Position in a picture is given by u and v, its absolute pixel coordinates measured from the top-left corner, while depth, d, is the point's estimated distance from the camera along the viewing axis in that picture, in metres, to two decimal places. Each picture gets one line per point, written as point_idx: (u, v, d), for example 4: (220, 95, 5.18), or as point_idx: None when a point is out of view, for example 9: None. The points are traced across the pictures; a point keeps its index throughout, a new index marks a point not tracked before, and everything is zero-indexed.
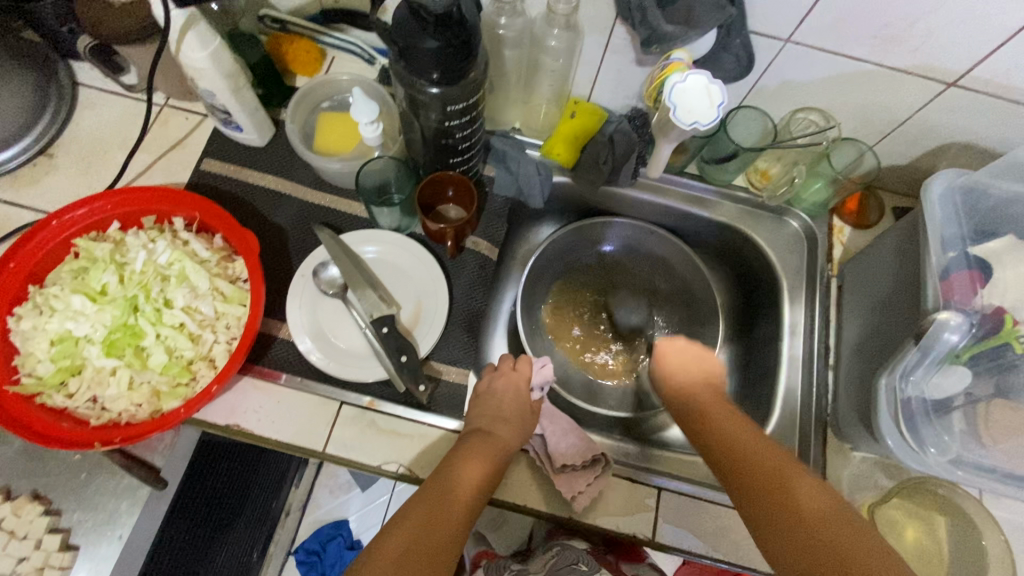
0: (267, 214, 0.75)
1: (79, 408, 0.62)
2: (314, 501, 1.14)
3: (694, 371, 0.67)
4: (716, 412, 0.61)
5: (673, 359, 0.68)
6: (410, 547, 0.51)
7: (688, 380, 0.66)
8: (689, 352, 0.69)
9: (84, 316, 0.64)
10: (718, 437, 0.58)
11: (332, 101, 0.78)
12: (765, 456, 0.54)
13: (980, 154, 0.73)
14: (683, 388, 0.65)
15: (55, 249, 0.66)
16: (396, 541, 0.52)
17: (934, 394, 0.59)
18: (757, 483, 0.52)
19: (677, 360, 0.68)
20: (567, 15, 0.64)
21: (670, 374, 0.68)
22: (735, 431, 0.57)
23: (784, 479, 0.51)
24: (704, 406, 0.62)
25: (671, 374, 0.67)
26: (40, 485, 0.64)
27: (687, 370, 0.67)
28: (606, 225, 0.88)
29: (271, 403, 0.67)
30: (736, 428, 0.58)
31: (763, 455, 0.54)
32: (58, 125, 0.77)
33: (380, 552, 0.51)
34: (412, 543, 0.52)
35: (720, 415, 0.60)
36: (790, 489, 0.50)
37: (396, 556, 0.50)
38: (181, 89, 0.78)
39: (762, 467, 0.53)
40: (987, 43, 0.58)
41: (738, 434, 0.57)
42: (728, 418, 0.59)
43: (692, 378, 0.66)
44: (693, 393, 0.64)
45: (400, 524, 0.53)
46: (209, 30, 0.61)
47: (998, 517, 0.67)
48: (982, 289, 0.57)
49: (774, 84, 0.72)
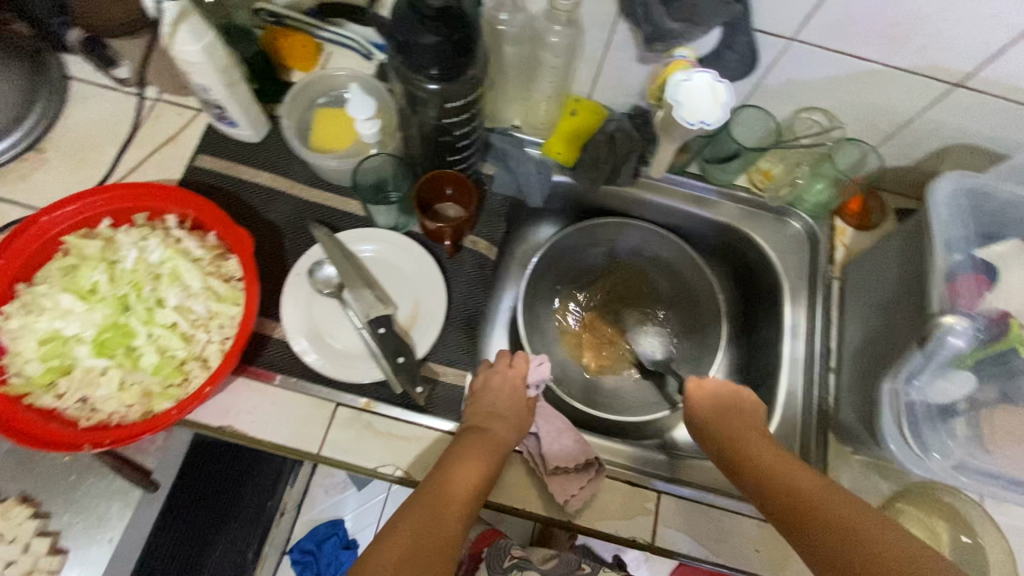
0: (261, 211, 0.74)
1: (68, 409, 0.60)
2: (310, 500, 1.13)
3: (726, 413, 0.66)
4: (757, 451, 0.61)
5: (708, 391, 0.68)
6: (414, 554, 0.50)
7: (721, 419, 0.66)
8: (725, 391, 0.68)
9: (73, 315, 0.62)
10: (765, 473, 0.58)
11: (328, 97, 0.77)
12: (808, 486, 0.55)
13: (986, 156, 0.72)
14: (716, 427, 0.65)
15: (44, 246, 0.65)
16: (401, 545, 0.50)
17: (937, 398, 0.59)
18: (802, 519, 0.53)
19: (710, 398, 0.68)
20: (569, 11, 0.62)
21: (700, 412, 0.68)
22: (784, 467, 0.58)
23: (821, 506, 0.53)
24: (749, 445, 0.62)
25: (704, 417, 0.67)
26: (27, 488, 0.63)
27: (721, 410, 0.67)
28: (623, 226, 0.87)
29: (264, 404, 0.66)
30: (776, 459, 0.59)
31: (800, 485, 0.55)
32: (49, 119, 0.75)
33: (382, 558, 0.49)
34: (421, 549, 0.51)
35: (757, 451, 0.61)
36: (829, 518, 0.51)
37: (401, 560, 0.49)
38: (174, 83, 0.76)
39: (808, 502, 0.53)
40: (995, 44, 0.58)
41: (781, 469, 0.57)
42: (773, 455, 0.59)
43: (722, 414, 0.66)
44: (727, 431, 0.64)
45: (396, 528, 0.52)
46: (204, 23, 0.59)
47: (1001, 522, 0.67)
48: (988, 293, 0.56)
49: (777, 83, 0.71)
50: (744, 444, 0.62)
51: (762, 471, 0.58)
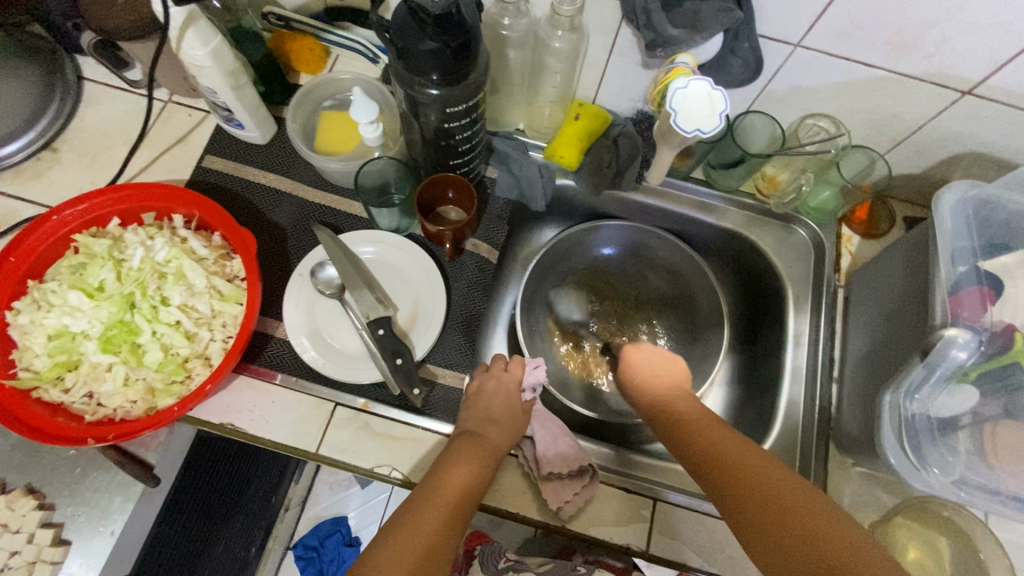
0: (266, 212, 0.75)
1: (75, 403, 0.62)
2: (314, 497, 1.15)
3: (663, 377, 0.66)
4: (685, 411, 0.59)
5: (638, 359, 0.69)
6: (423, 555, 0.49)
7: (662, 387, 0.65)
8: (657, 359, 0.69)
9: (81, 312, 0.64)
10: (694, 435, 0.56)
11: (333, 101, 0.78)
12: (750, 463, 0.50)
13: (995, 165, 0.71)
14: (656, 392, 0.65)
15: (55, 244, 0.66)
16: (409, 546, 0.49)
17: (940, 412, 0.58)
18: (731, 481, 0.50)
19: (645, 366, 0.68)
20: (571, 17, 0.62)
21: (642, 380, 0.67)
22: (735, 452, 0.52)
23: (756, 475, 0.49)
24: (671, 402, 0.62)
25: (642, 380, 0.67)
26: (34, 479, 0.65)
27: (659, 378, 0.66)
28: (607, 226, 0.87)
29: (265, 402, 0.67)
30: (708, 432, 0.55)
31: (750, 462, 0.50)
32: (63, 119, 0.77)
33: (393, 557, 0.48)
34: (429, 550, 0.50)
35: (684, 410, 0.59)
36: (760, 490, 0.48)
37: (411, 560, 0.48)
38: (184, 86, 0.78)
39: (733, 466, 0.50)
40: (1006, 52, 0.56)
41: (711, 437, 0.54)
42: (700, 416, 0.58)
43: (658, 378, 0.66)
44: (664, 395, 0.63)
45: (405, 528, 0.51)
46: (210, 27, 0.60)
47: (1003, 538, 0.65)
48: (992, 306, 0.55)
49: (783, 89, 0.70)
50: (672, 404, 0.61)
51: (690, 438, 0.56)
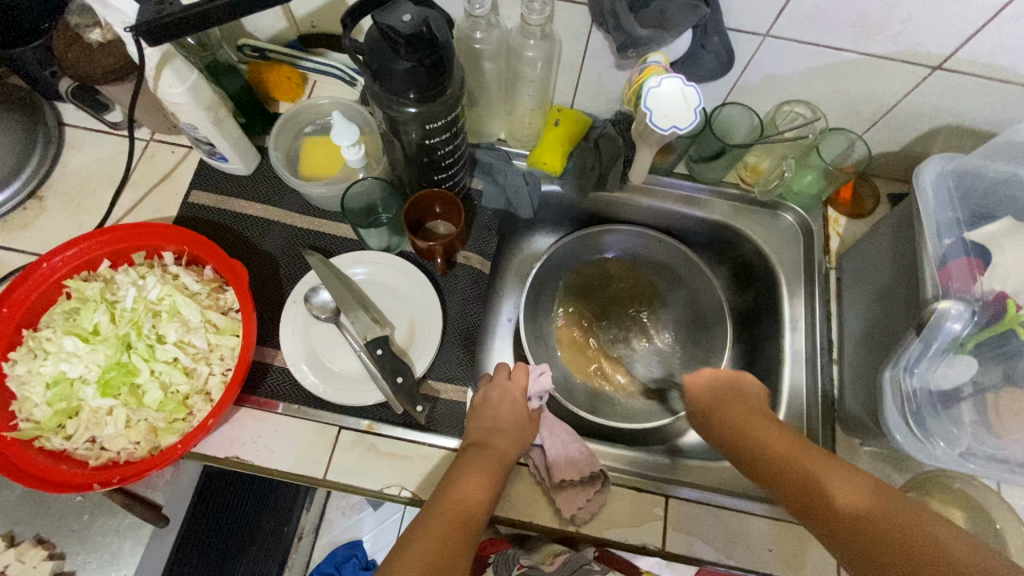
0: (256, 241, 0.75)
1: (77, 449, 0.62)
2: (326, 523, 1.14)
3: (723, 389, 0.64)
4: (739, 416, 0.60)
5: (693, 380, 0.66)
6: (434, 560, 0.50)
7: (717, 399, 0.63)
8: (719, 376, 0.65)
9: (77, 357, 0.64)
10: (741, 436, 0.57)
11: (315, 126, 0.78)
12: (818, 465, 0.51)
13: (972, 135, 0.72)
14: (712, 406, 0.63)
15: (48, 290, 0.66)
16: (417, 553, 0.50)
17: (940, 383, 0.58)
18: (797, 486, 0.51)
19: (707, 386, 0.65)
20: (541, 26, 0.63)
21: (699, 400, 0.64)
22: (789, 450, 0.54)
23: (818, 474, 0.50)
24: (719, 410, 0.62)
25: (702, 403, 0.64)
26: (42, 529, 0.64)
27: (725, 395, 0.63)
28: (610, 232, 0.88)
29: (269, 432, 0.67)
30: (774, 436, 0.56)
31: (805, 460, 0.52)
32: (46, 167, 0.77)
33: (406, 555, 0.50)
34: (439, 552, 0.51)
35: (748, 423, 0.58)
36: (831, 495, 0.49)
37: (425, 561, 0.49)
38: (164, 123, 0.78)
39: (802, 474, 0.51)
40: (971, 25, 0.57)
41: (774, 438, 0.55)
42: (765, 429, 0.57)
43: (724, 394, 0.63)
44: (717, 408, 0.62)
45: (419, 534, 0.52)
46: (185, 64, 0.61)
47: (1014, 505, 0.66)
48: (982, 275, 0.56)
49: (756, 79, 0.71)
50: (741, 416, 0.59)
51: (760, 448, 0.55)
